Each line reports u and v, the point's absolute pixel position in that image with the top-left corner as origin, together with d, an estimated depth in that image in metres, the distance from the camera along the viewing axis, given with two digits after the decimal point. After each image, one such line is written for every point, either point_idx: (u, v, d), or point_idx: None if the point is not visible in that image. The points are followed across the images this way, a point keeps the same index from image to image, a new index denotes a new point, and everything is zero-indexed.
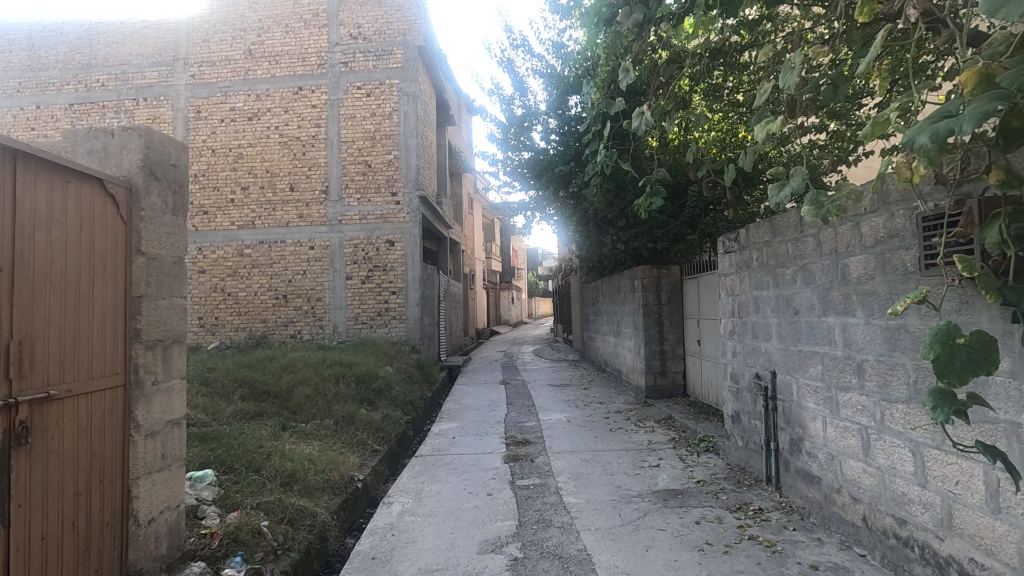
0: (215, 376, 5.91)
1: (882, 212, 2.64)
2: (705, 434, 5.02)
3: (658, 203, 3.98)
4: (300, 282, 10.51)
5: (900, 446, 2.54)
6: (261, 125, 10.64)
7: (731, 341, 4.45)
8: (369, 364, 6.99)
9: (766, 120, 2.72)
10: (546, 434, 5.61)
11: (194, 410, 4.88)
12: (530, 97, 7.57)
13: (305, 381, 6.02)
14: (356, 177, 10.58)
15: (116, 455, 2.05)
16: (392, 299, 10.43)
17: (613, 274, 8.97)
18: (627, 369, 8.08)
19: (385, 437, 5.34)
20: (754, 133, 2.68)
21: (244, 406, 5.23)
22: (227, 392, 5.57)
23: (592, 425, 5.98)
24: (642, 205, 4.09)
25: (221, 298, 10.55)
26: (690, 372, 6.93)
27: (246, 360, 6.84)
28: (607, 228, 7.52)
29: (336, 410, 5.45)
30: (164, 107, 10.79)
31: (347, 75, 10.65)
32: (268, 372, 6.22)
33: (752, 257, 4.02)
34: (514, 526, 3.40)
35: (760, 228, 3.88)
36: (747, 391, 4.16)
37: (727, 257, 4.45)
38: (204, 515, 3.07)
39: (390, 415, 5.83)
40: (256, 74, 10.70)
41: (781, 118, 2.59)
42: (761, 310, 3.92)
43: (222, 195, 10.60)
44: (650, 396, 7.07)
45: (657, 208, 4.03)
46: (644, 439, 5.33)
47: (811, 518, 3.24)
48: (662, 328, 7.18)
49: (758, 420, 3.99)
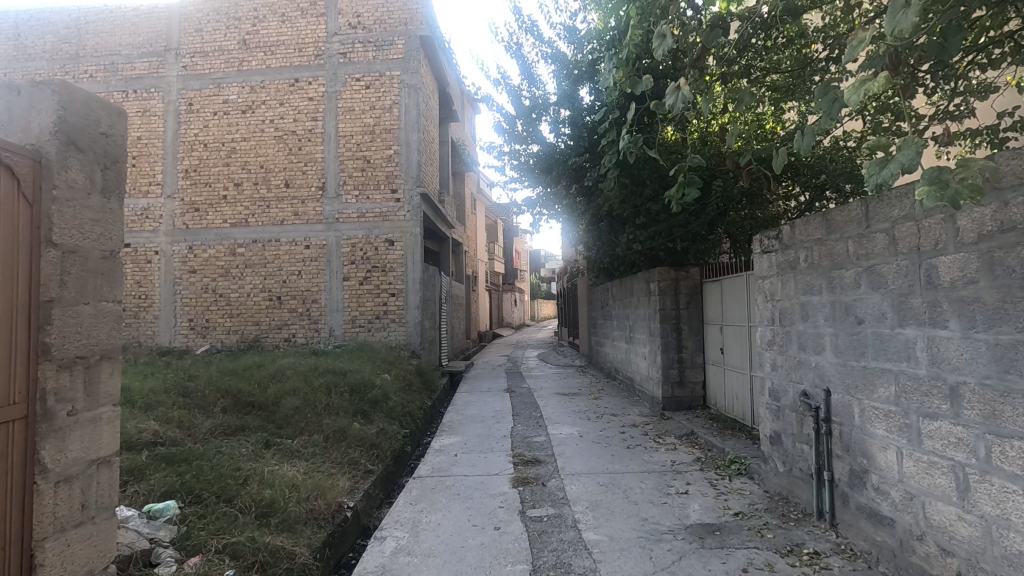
0: (196, 385, 5.41)
1: (991, 202, 2.14)
2: (735, 455, 4.52)
3: (693, 195, 3.51)
4: (295, 282, 10.01)
5: (1016, 492, 2.04)
6: (255, 119, 10.16)
7: (770, 352, 3.94)
8: (365, 372, 6.49)
9: (859, 81, 1.96)
10: (558, 451, 5.11)
11: (167, 425, 4.38)
12: (540, 86, 7.06)
13: (293, 392, 5.51)
14: (355, 173, 10.09)
15: (13, 511, 1.58)
16: (391, 301, 9.92)
17: (625, 276, 8.48)
18: (641, 378, 7.57)
19: (380, 455, 4.83)
20: (847, 97, 1.88)
21: (225, 420, 4.73)
22: (207, 403, 5.06)
23: (607, 441, 5.47)
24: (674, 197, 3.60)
25: (212, 300, 10.07)
26: (711, 383, 6.42)
27: (232, 367, 6.35)
28: (621, 229, 7.00)
29: (326, 424, 4.95)
30: (154, 99, 10.31)
31: (345, 66, 10.17)
32: (254, 380, 5.72)
33: (800, 258, 3.52)
34: (528, 572, 2.88)
35: (811, 223, 3.37)
36: (791, 410, 3.65)
37: (767, 257, 3.94)
38: (158, 562, 2.57)
39: (387, 429, 5.32)
40: (251, 66, 10.23)
41: (887, 76, 1.83)
42: (810, 318, 3.41)
43: (214, 192, 10.15)
44: (667, 408, 6.56)
45: (692, 201, 3.56)
46: (666, 458, 4.82)
47: (880, 567, 2.75)
48: (680, 334, 6.67)
49: (806, 444, 3.48)
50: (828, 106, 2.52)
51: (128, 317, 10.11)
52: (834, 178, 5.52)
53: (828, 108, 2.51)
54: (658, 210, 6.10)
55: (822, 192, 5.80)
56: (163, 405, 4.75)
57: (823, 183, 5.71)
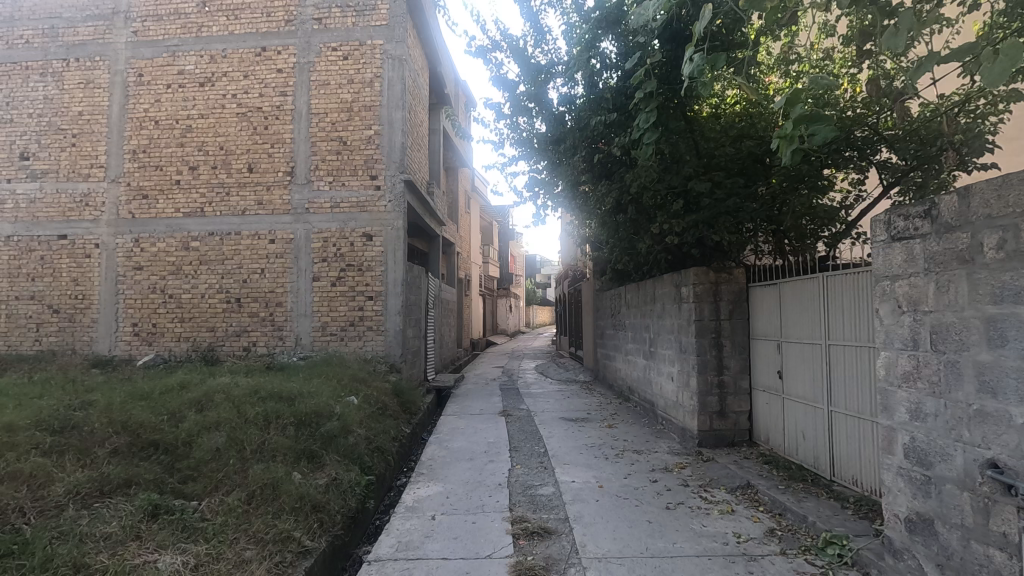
0: (84, 416, 3.98)
1: None
2: (831, 531, 3.15)
3: (823, 133, 2.86)
4: (257, 283, 8.59)
5: None
6: (215, 93, 8.78)
7: (906, 391, 2.58)
8: (323, 396, 5.09)
9: None
10: (575, 516, 3.73)
11: (2, 485, 2.96)
12: (550, 40, 5.72)
13: (218, 426, 4.12)
14: (328, 157, 8.71)
15: None
16: (368, 305, 8.52)
17: (645, 277, 7.14)
18: (666, 404, 6.21)
19: (325, 522, 3.39)
20: None
21: (104, 471, 3.32)
22: (89, 444, 3.64)
23: (638, 497, 4.10)
24: (797, 135, 2.93)
25: (160, 301, 8.65)
26: (762, 415, 5.08)
27: (148, 388, 4.92)
28: (647, 222, 5.67)
29: (253, 474, 3.56)
30: (98, 68, 8.89)
31: (319, 33, 8.82)
32: (170, 409, 4.31)
33: (983, 244, 2.19)
34: None
35: (1020, 182, 2.04)
36: (959, 490, 2.29)
37: (901, 249, 2.62)
38: None
39: (341, 477, 3.94)
40: (211, 31, 8.85)
41: None
42: (1013, 342, 2.06)
43: (166, 176, 8.74)
44: (704, 444, 5.23)
45: (819, 144, 2.91)
46: (725, 531, 3.45)
47: None
48: (720, 352, 5.32)
49: (1000, 551, 2.12)
50: (992, 73, 2.20)
51: (61, 320, 8.65)
52: (959, 139, 4.14)
53: (999, 72, 2.17)
54: (704, 190, 4.81)
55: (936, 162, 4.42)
56: (13, 452, 3.32)
57: (936, 151, 4.34)
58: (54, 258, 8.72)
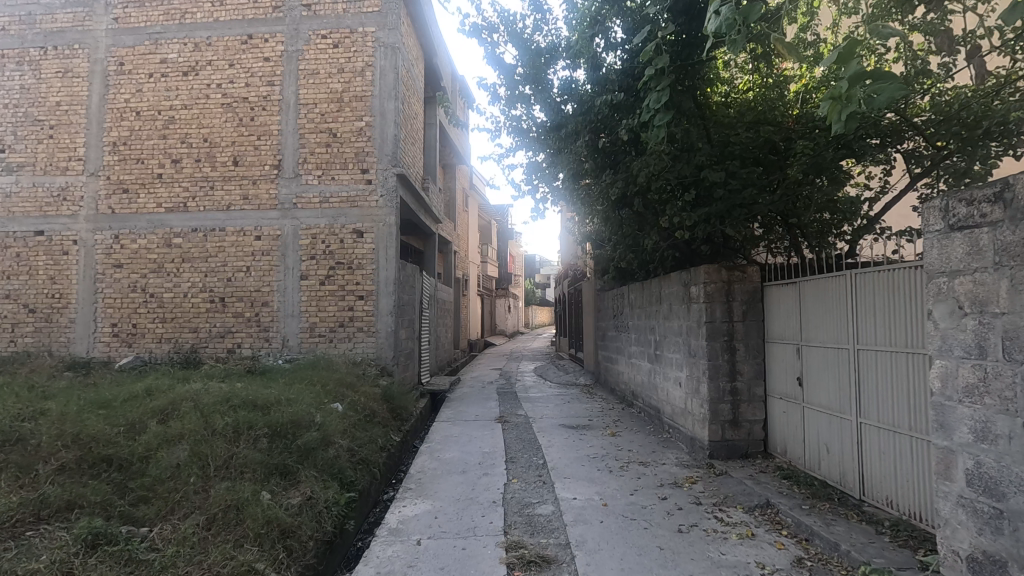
0: (31, 428, 3.57)
1: None
2: (870, 563, 2.75)
3: (889, 90, 2.61)
4: (242, 281, 8.18)
5: None
6: (198, 82, 8.38)
7: (972, 408, 2.19)
8: (303, 403, 4.69)
9: None
10: (579, 541, 3.32)
11: None
12: (550, 20, 5.34)
13: (182, 439, 3.72)
14: (317, 149, 8.32)
15: None
16: (359, 306, 8.13)
17: (650, 276, 6.75)
18: (673, 411, 5.82)
19: (294, 551, 2.99)
20: None
21: (42, 493, 2.93)
22: (31, 461, 3.24)
23: (647, 517, 3.70)
24: (857, 95, 2.67)
25: (141, 301, 8.24)
26: (779, 424, 4.68)
27: (113, 395, 4.51)
28: (655, 217, 5.28)
29: (215, 494, 3.17)
30: (77, 57, 8.48)
31: (308, 20, 8.43)
32: (131, 419, 3.91)
33: None
34: None
35: None
36: None
37: (963, 242, 2.23)
38: None
39: (317, 494, 3.54)
40: (196, 18, 8.44)
41: None
42: None
43: (147, 169, 8.33)
44: (715, 455, 4.84)
45: (884, 103, 2.63)
46: (747, 562, 3.04)
47: None
48: (733, 357, 4.92)
49: None
50: None
51: (37, 320, 8.24)
52: (1014, 118, 3.67)
53: None
54: (719, 180, 4.40)
55: (980, 146, 3.97)
56: None
57: (982, 134, 3.88)
58: (30, 255, 8.31)
